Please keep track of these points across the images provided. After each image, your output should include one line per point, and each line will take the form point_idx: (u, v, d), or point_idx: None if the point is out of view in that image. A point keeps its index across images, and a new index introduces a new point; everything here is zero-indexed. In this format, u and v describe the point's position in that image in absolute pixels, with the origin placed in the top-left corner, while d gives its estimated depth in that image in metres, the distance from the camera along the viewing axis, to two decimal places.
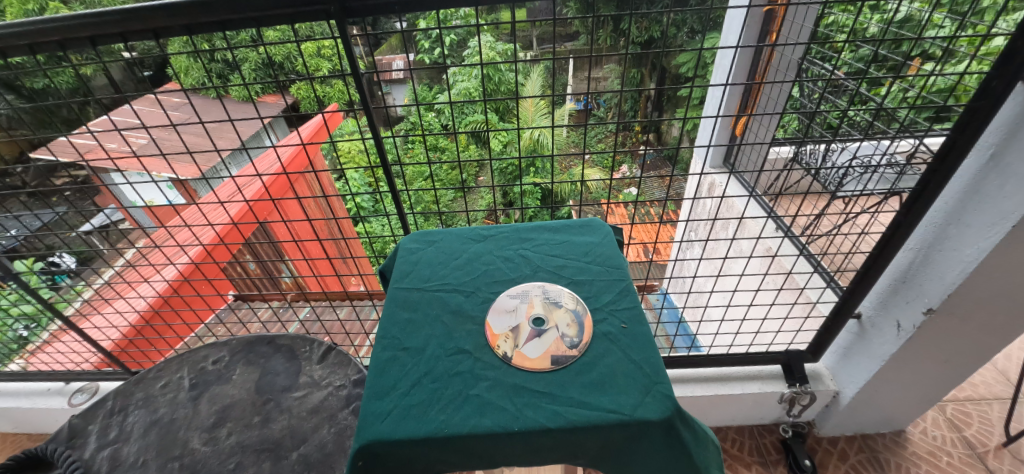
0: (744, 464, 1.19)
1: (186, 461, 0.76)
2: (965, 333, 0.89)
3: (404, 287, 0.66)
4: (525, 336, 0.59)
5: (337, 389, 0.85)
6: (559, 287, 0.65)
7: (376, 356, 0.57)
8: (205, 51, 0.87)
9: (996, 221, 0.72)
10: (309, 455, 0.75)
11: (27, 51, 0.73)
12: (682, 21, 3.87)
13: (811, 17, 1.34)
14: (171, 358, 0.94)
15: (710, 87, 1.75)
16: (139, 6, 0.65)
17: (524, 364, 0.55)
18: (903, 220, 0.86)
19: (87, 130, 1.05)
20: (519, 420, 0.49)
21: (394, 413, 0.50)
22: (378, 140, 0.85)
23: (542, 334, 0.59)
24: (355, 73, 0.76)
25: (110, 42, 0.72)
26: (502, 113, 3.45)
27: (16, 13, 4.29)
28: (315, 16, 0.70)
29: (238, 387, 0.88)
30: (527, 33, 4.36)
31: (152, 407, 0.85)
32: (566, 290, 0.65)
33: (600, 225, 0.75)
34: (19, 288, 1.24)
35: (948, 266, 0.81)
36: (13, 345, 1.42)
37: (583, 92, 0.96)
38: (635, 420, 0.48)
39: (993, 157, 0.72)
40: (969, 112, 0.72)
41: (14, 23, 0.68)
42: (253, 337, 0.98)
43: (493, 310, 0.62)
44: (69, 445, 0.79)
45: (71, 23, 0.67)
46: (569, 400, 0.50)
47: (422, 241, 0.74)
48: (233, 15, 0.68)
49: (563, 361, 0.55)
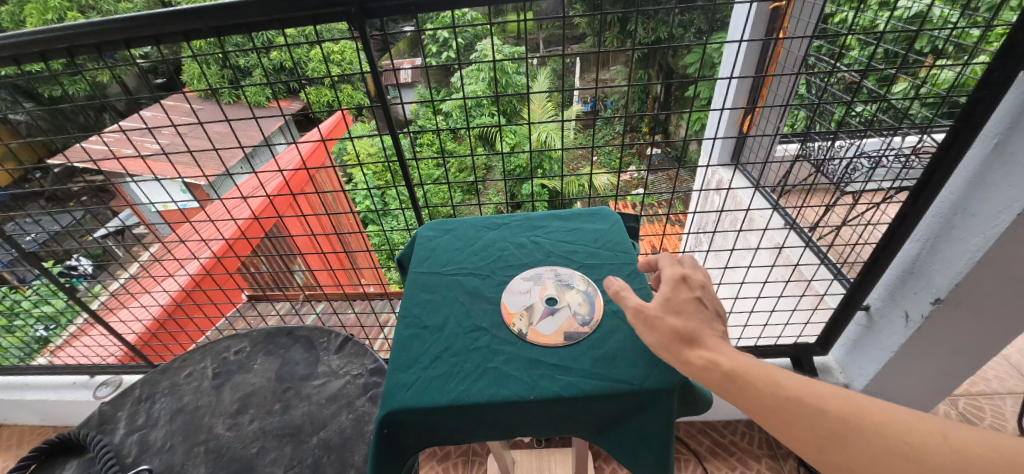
0: (754, 456, 1.21)
1: (211, 446, 0.79)
2: (976, 323, 0.90)
3: (422, 272, 0.69)
4: (539, 314, 0.61)
5: (354, 377, 0.88)
6: (571, 270, 0.68)
7: (398, 334, 0.60)
8: (225, 55, 0.90)
9: (1002, 209, 0.73)
10: (329, 439, 0.78)
11: (65, 54, 0.77)
12: (688, 22, 3.90)
13: (817, 12, 1.35)
14: (194, 349, 0.98)
15: (717, 85, 1.77)
16: (172, 10, 0.69)
17: (539, 340, 0.58)
18: (909, 211, 0.87)
19: (106, 134, 1.07)
20: (535, 390, 0.51)
21: (415, 384, 0.53)
22: (394, 136, 0.88)
23: (556, 312, 0.61)
24: (372, 72, 0.79)
25: (142, 44, 0.76)
26: (510, 114, 3.50)
27: (35, 22, 4.53)
28: (336, 17, 0.74)
29: (259, 375, 0.91)
30: (533, 35, 4.41)
31: (177, 395, 0.89)
32: (578, 273, 0.67)
33: (609, 213, 0.77)
34: (38, 287, 1.28)
35: (955, 256, 0.82)
36: (36, 343, 1.47)
37: (591, 89, 0.98)
38: (645, 390, 0.50)
39: (998, 145, 0.73)
40: (972, 102, 0.73)
41: (53, 27, 0.72)
42: (272, 329, 1.01)
43: (508, 291, 0.65)
44: (100, 430, 0.83)
45: (106, 28, 0.71)
46: (582, 372, 0.53)
47: (438, 229, 0.78)
48: (259, 17, 0.71)
49: (576, 337, 0.58)
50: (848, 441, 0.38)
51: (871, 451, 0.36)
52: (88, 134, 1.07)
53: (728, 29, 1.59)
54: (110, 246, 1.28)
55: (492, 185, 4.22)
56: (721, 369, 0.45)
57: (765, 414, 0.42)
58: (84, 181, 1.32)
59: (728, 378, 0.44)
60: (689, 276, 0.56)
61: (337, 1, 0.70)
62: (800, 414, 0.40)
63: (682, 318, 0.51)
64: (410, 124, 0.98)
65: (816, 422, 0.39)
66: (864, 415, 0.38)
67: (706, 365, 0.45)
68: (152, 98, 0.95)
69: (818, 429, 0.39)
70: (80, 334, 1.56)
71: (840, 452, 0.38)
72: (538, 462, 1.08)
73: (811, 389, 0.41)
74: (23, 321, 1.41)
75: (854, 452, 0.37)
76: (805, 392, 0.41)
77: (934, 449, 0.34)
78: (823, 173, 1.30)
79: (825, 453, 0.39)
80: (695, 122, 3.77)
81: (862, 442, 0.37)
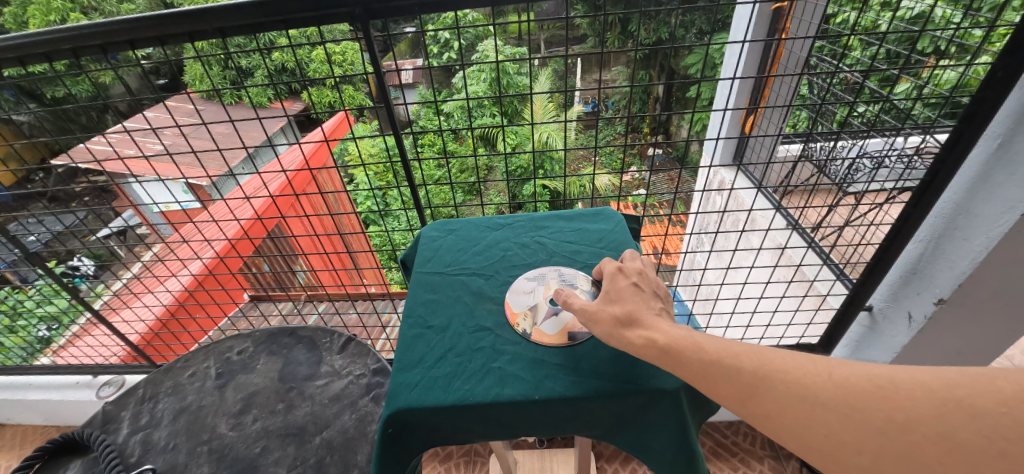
0: (756, 457, 1.20)
1: (214, 445, 0.80)
2: (979, 323, 0.90)
3: (426, 271, 0.70)
4: (544, 314, 0.61)
5: (357, 377, 0.88)
6: (575, 270, 0.67)
7: (402, 334, 0.60)
8: (229, 55, 0.91)
9: (1005, 209, 0.73)
10: (332, 439, 0.78)
11: (70, 55, 0.78)
12: (689, 22, 3.90)
13: (819, 13, 1.35)
14: (198, 349, 0.98)
15: (719, 86, 1.77)
16: (177, 11, 0.69)
17: (543, 340, 0.57)
18: (912, 211, 0.87)
19: (109, 134, 1.07)
20: (540, 389, 0.51)
21: (421, 384, 0.53)
22: (397, 136, 0.88)
23: (560, 312, 0.61)
24: (376, 73, 0.79)
25: (146, 45, 0.76)
26: (511, 115, 3.51)
27: (38, 24, 4.56)
28: (340, 18, 0.74)
29: (262, 376, 0.91)
30: (534, 36, 4.43)
31: (180, 395, 0.89)
32: (583, 273, 0.67)
33: (612, 213, 0.77)
34: (41, 287, 1.28)
35: (958, 256, 0.82)
36: (39, 344, 1.47)
37: (594, 89, 0.99)
38: (650, 390, 0.50)
39: (1002, 144, 0.73)
40: (976, 102, 0.73)
41: (58, 29, 0.72)
42: (275, 329, 1.01)
43: (512, 291, 0.65)
44: (104, 430, 0.83)
45: (111, 29, 0.72)
46: (587, 372, 0.53)
47: (442, 230, 0.78)
48: (263, 19, 0.71)
49: (580, 337, 0.58)
50: (764, 392, 0.40)
51: (782, 398, 0.39)
52: (91, 135, 1.07)
53: (730, 29, 1.59)
54: (113, 246, 1.28)
55: (494, 186, 4.22)
56: (657, 343, 0.45)
57: (693, 381, 0.42)
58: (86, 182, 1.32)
59: (662, 351, 0.44)
60: (625, 266, 0.57)
61: (341, 2, 0.70)
62: (722, 375, 0.41)
63: (624, 304, 0.51)
64: (412, 125, 0.99)
65: (732, 378, 0.41)
66: (772, 368, 0.40)
67: (643, 342, 0.46)
68: (154, 99, 0.95)
69: (739, 387, 0.40)
70: (82, 334, 1.57)
71: (757, 402, 0.39)
72: (540, 462, 1.08)
73: (728, 350, 0.43)
74: (26, 321, 1.42)
75: (768, 401, 0.39)
76: (724, 354, 0.42)
77: (826, 387, 0.38)
78: (826, 174, 1.31)
79: (746, 407, 0.40)
80: (697, 122, 3.77)
81: (772, 392, 0.39)
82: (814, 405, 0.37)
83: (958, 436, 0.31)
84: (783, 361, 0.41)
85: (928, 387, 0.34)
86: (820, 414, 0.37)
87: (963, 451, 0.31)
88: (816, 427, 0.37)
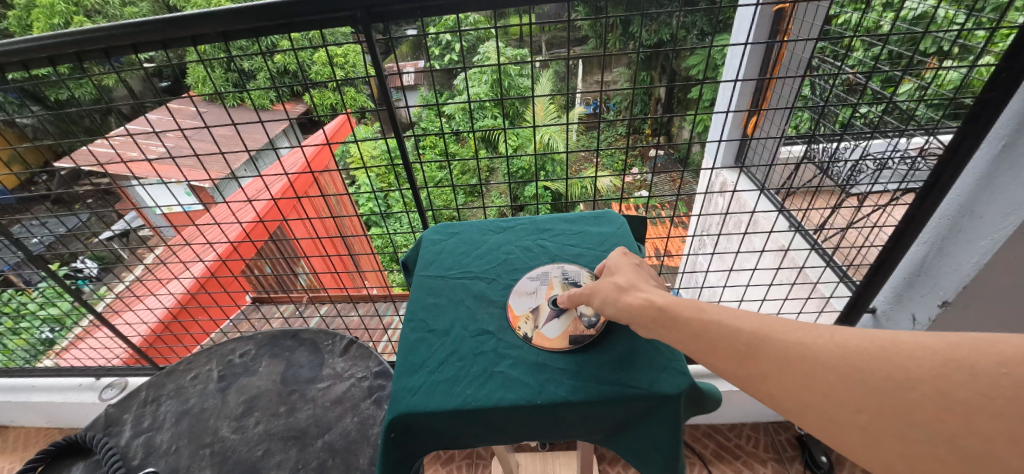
0: (760, 461, 1.20)
1: (216, 448, 0.80)
2: (984, 325, 0.89)
3: (428, 275, 0.70)
4: (545, 316, 0.61)
5: (359, 380, 0.88)
6: (577, 268, 0.68)
7: (405, 338, 0.60)
8: (231, 59, 0.91)
9: (1009, 211, 0.73)
10: (334, 442, 0.78)
11: (74, 58, 0.78)
12: (691, 23, 3.90)
13: (820, 14, 1.35)
14: (200, 351, 0.98)
15: (720, 88, 1.77)
16: (179, 15, 0.69)
17: (543, 344, 0.57)
18: (915, 214, 0.86)
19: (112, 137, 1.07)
20: (542, 394, 0.51)
21: (423, 388, 0.53)
22: (399, 139, 0.88)
23: (562, 314, 0.61)
24: (377, 76, 0.79)
25: (149, 49, 0.76)
26: (513, 117, 3.51)
27: (42, 28, 4.60)
28: (343, 22, 0.74)
29: (264, 378, 0.92)
30: (536, 38, 4.43)
31: (183, 397, 0.89)
32: (584, 270, 0.67)
33: (614, 216, 0.77)
34: (45, 289, 1.29)
35: (962, 259, 0.81)
36: (42, 346, 1.48)
37: (597, 91, 0.98)
38: (652, 394, 0.50)
39: (1006, 147, 0.73)
40: (979, 104, 0.72)
41: (62, 32, 0.72)
42: (276, 331, 1.01)
43: (515, 292, 0.65)
44: (106, 432, 0.83)
45: (116, 32, 0.72)
46: (589, 376, 0.53)
47: (444, 233, 0.78)
48: (265, 22, 0.72)
49: (581, 341, 0.57)
50: (762, 352, 0.41)
51: (781, 357, 0.40)
52: (94, 138, 1.07)
53: (731, 31, 1.59)
54: (116, 248, 1.28)
55: (495, 187, 4.22)
56: (656, 304, 0.49)
57: (690, 341, 0.45)
58: (90, 184, 1.32)
59: (660, 311, 0.48)
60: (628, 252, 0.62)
61: (343, 6, 0.71)
62: (720, 336, 0.44)
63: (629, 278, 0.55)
64: (414, 127, 0.98)
65: (734, 339, 0.43)
66: (770, 329, 0.43)
67: (642, 302, 0.50)
68: (157, 101, 0.95)
69: (738, 347, 0.42)
70: (84, 336, 1.57)
71: (757, 362, 0.41)
72: (542, 464, 1.08)
73: (729, 312, 0.45)
74: (28, 323, 1.42)
75: (768, 361, 0.41)
76: (726, 315, 0.45)
77: (826, 346, 0.39)
78: (829, 175, 1.30)
79: (744, 367, 0.42)
80: (698, 123, 3.77)
81: (773, 350, 0.41)
82: (813, 362, 0.39)
83: (957, 395, 0.32)
84: (782, 324, 0.43)
85: (929, 348, 0.35)
86: (819, 372, 0.38)
87: (962, 409, 0.32)
88: (815, 383, 0.38)
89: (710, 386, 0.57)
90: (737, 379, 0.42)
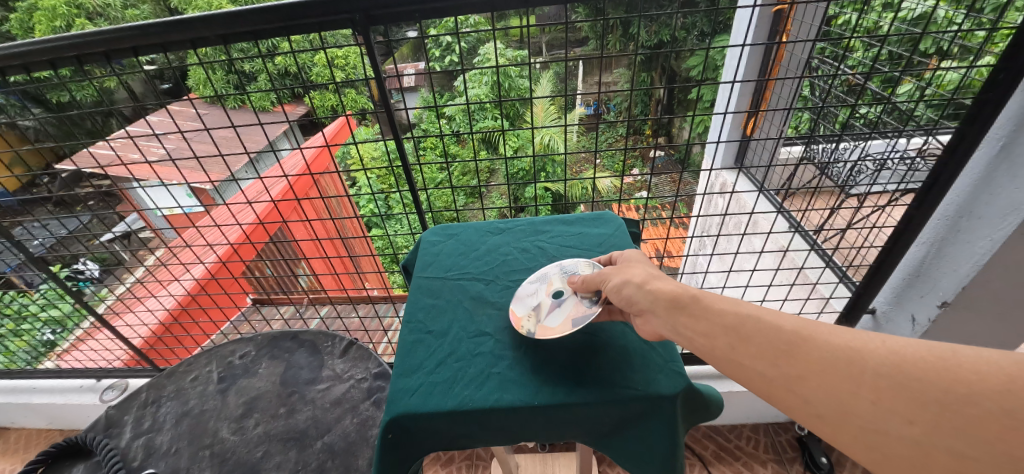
0: (760, 462, 1.19)
1: (216, 450, 0.80)
2: (982, 328, 0.90)
3: (427, 276, 0.70)
4: (546, 310, 0.60)
5: (359, 381, 0.88)
6: (575, 261, 0.67)
7: (402, 339, 0.60)
8: (231, 61, 0.91)
9: (1008, 212, 0.73)
10: (333, 444, 0.78)
11: (75, 62, 0.78)
12: (692, 25, 3.91)
13: (819, 15, 1.35)
14: (200, 353, 0.99)
15: (720, 89, 1.77)
16: (179, 19, 0.70)
17: (549, 334, 0.56)
18: (915, 213, 0.86)
19: (113, 139, 1.07)
20: (539, 395, 0.51)
21: (420, 389, 0.53)
22: (398, 141, 0.88)
23: (563, 304, 0.60)
24: (376, 79, 0.80)
25: (150, 52, 0.77)
26: (513, 118, 3.52)
27: (44, 30, 4.63)
28: (341, 24, 0.74)
29: (264, 379, 0.92)
30: (536, 39, 4.44)
31: (183, 399, 0.90)
32: (581, 261, 0.67)
33: (612, 217, 0.78)
34: (46, 291, 1.29)
35: (961, 259, 0.81)
36: (43, 347, 1.48)
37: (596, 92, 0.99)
38: (649, 395, 0.50)
39: (1004, 147, 0.73)
40: (978, 104, 0.72)
41: (65, 36, 0.73)
42: (276, 333, 1.02)
43: (515, 296, 0.65)
44: (106, 434, 0.83)
45: (117, 36, 0.72)
46: (586, 378, 0.53)
47: (442, 235, 0.79)
48: (264, 25, 0.72)
49: (582, 321, 0.56)
50: (803, 352, 0.41)
51: (822, 358, 0.40)
52: (96, 140, 1.07)
53: (730, 32, 1.59)
54: (117, 250, 1.28)
55: (495, 188, 4.23)
56: (688, 292, 0.49)
57: (725, 334, 0.44)
58: (91, 186, 1.32)
59: (693, 299, 0.49)
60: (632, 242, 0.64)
61: (341, 8, 0.71)
62: (757, 331, 0.44)
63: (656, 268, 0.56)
64: (413, 129, 0.99)
65: (773, 336, 0.43)
66: (814, 329, 0.42)
67: (675, 289, 0.50)
68: (159, 103, 0.96)
69: (778, 343, 0.42)
70: (85, 338, 1.57)
71: (796, 361, 0.41)
72: (541, 464, 1.08)
73: (768, 309, 0.45)
74: (29, 324, 1.42)
75: (809, 361, 0.40)
76: (766, 311, 0.45)
77: (878, 352, 0.38)
78: (828, 176, 1.30)
79: (780, 366, 0.41)
80: (698, 124, 3.77)
81: (815, 349, 0.40)
82: (861, 367, 0.38)
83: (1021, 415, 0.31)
84: (828, 327, 0.42)
85: (994, 364, 0.34)
86: (869, 378, 0.37)
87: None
88: (860, 389, 0.37)
89: (711, 390, 0.58)
90: (772, 378, 0.41)
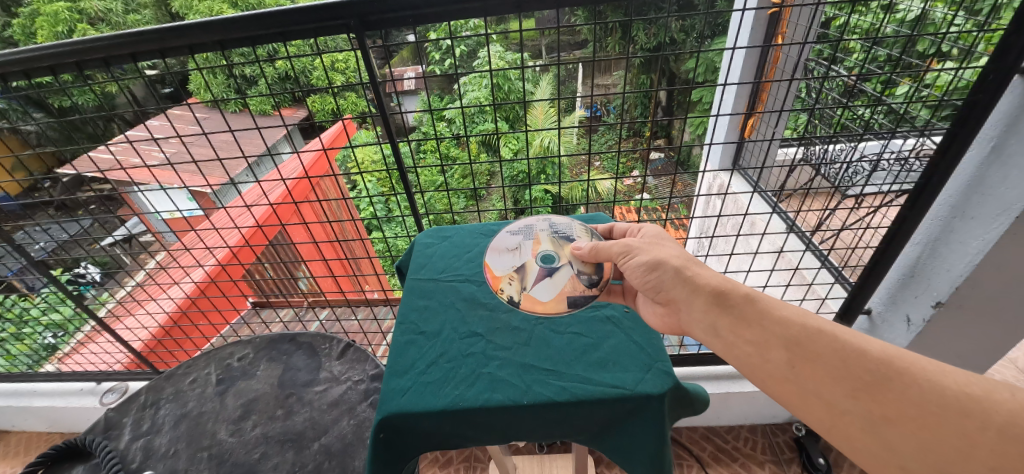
0: (757, 462, 1.20)
1: (214, 451, 0.80)
2: (976, 331, 0.91)
3: (420, 278, 0.71)
4: (535, 277, 0.62)
5: (356, 383, 0.89)
6: (567, 223, 0.69)
7: (395, 340, 0.60)
8: (229, 67, 0.92)
9: (1000, 212, 0.73)
10: (330, 445, 0.78)
11: (75, 68, 0.79)
12: (692, 26, 3.91)
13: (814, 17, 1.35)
14: (199, 355, 0.99)
15: (717, 90, 1.77)
16: (177, 25, 0.71)
17: (535, 307, 0.60)
18: (908, 215, 0.86)
19: (114, 144, 1.07)
20: (528, 394, 0.52)
21: (411, 389, 0.54)
22: (394, 143, 0.89)
23: (554, 274, 0.62)
24: (372, 83, 0.80)
25: (147, 58, 0.77)
26: (513, 120, 3.53)
27: (46, 36, 4.67)
28: (337, 30, 0.75)
29: (262, 381, 0.92)
30: (536, 42, 4.45)
31: (181, 401, 0.90)
32: (575, 224, 0.69)
33: (606, 219, 0.78)
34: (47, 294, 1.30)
35: (955, 259, 0.82)
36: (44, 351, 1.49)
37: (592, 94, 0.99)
38: (636, 394, 0.51)
39: (995, 148, 0.74)
40: (968, 106, 0.73)
41: (64, 42, 0.73)
42: (275, 335, 1.02)
43: (493, 250, 0.67)
44: (105, 436, 0.84)
45: (116, 42, 0.73)
46: (575, 377, 0.53)
47: (436, 237, 0.79)
48: (262, 31, 0.73)
49: (581, 301, 0.60)
50: (889, 388, 0.42)
51: (914, 399, 0.41)
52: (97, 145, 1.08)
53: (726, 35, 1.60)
54: (118, 254, 1.29)
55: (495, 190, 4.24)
56: (743, 292, 0.52)
57: (785, 346, 0.47)
58: (93, 191, 1.33)
59: (749, 297, 0.52)
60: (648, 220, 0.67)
61: (337, 13, 0.72)
62: (830, 351, 0.45)
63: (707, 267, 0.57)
64: (411, 132, 0.99)
65: (862, 363, 0.44)
66: (909, 365, 0.43)
67: (730, 286, 0.53)
68: (158, 107, 0.96)
69: (862, 374, 0.43)
70: (86, 342, 1.58)
71: (883, 395, 0.42)
72: (539, 465, 1.09)
73: (853, 333, 0.46)
74: (30, 328, 1.43)
75: (895, 397, 0.42)
76: (856, 337, 0.46)
77: (1004, 410, 0.38)
78: (824, 177, 1.30)
79: (859, 399, 0.43)
80: (698, 125, 3.77)
81: (906, 387, 0.42)
82: (976, 422, 0.39)
83: None
84: (931, 365, 0.43)
85: None
86: (982, 435, 0.38)
87: None
88: (974, 448, 0.38)
89: (697, 387, 0.59)
90: (851, 410, 0.43)
